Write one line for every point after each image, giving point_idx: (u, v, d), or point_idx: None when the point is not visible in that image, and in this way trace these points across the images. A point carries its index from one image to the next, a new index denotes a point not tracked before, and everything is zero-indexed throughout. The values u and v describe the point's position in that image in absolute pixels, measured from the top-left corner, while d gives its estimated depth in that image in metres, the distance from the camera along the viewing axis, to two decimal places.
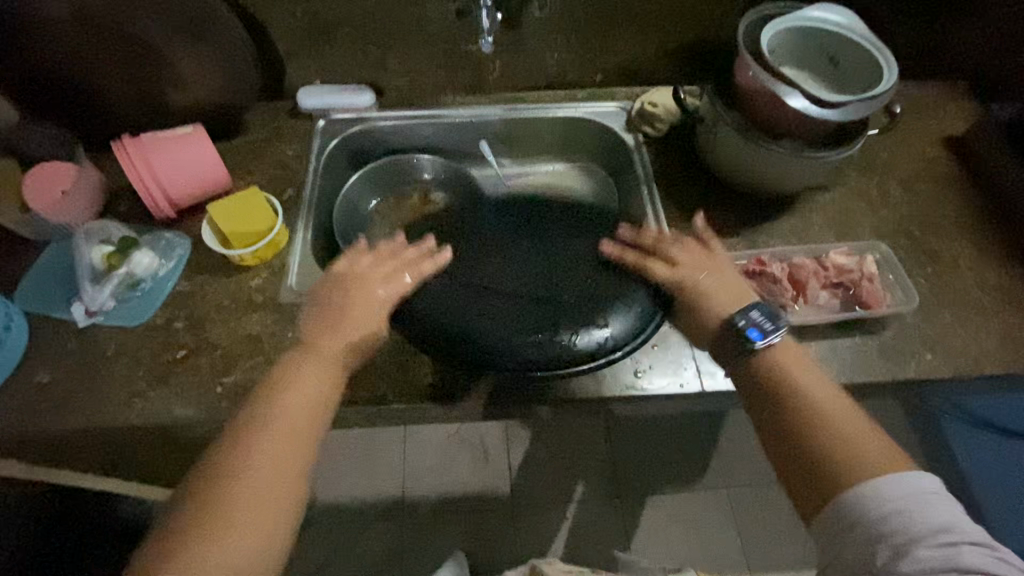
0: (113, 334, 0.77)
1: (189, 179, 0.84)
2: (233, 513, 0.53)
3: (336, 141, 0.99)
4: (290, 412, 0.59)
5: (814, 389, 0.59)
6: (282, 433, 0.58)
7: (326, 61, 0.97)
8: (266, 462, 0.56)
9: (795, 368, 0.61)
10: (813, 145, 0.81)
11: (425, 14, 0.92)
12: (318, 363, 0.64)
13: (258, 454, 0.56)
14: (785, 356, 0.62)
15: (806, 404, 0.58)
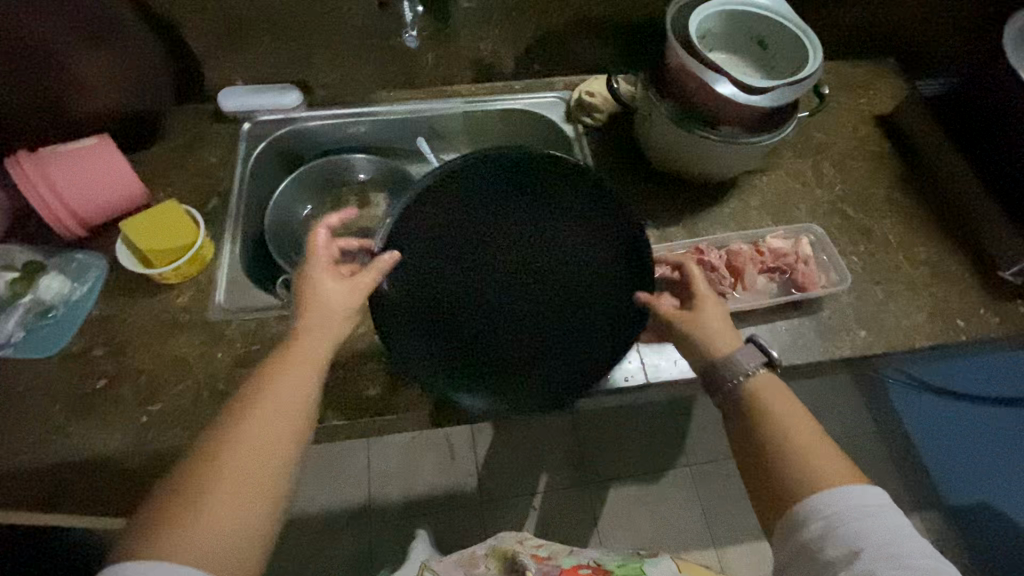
0: (23, 367, 0.71)
1: (100, 194, 0.78)
2: (211, 520, 0.43)
3: (264, 145, 0.94)
4: (286, 398, 0.50)
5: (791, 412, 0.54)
6: (280, 422, 0.49)
7: (245, 60, 0.91)
8: (243, 469, 0.45)
9: (783, 400, 0.55)
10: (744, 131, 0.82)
11: (348, 9, 0.87)
12: (297, 370, 0.52)
13: (238, 457, 0.46)
14: (768, 388, 0.56)
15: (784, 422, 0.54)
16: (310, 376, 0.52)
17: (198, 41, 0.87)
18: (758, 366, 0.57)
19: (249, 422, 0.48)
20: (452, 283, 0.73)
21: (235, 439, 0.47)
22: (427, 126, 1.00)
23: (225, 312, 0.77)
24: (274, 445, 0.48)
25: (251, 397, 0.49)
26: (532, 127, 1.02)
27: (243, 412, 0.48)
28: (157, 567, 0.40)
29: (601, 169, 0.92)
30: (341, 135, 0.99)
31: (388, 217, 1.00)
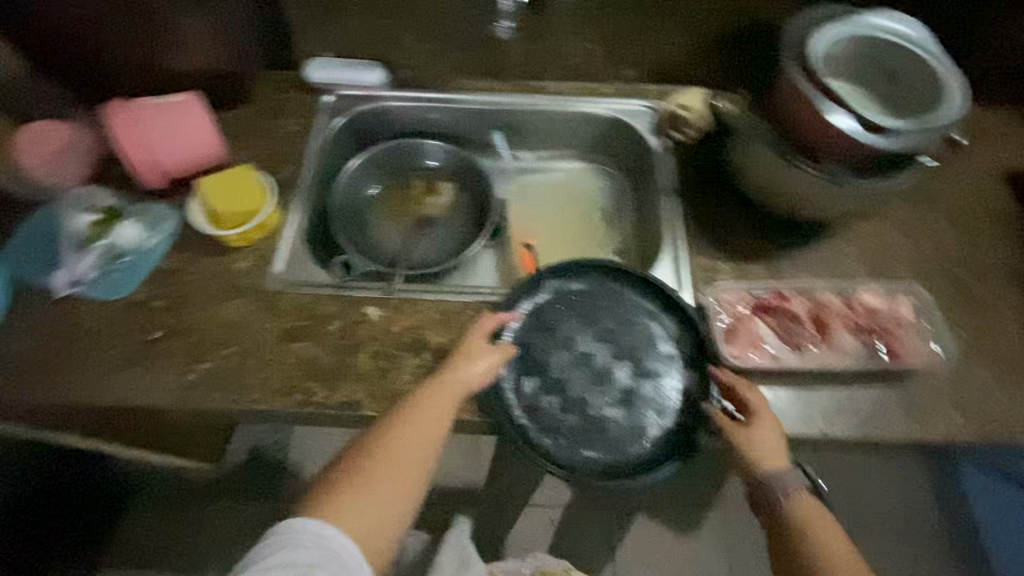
0: (93, 307, 0.74)
1: (182, 148, 0.80)
2: (360, 506, 0.55)
3: (341, 120, 0.93)
4: (425, 425, 0.60)
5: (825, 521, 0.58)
6: (416, 445, 0.59)
7: (335, 32, 0.91)
8: (388, 471, 0.57)
9: (823, 522, 0.58)
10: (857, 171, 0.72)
11: None
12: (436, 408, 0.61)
13: (387, 464, 0.57)
14: (810, 509, 0.58)
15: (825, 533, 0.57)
16: (452, 405, 0.61)
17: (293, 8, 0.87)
18: (804, 492, 0.58)
19: (401, 435, 0.59)
20: (543, 355, 0.71)
21: (389, 450, 0.58)
22: (506, 121, 0.97)
23: (282, 284, 0.77)
24: (412, 461, 0.58)
25: (399, 418, 0.60)
26: (615, 135, 0.96)
27: (395, 424, 0.60)
28: (323, 523, 0.53)
29: (684, 190, 0.86)
30: (416, 118, 0.97)
31: (452, 208, 0.98)
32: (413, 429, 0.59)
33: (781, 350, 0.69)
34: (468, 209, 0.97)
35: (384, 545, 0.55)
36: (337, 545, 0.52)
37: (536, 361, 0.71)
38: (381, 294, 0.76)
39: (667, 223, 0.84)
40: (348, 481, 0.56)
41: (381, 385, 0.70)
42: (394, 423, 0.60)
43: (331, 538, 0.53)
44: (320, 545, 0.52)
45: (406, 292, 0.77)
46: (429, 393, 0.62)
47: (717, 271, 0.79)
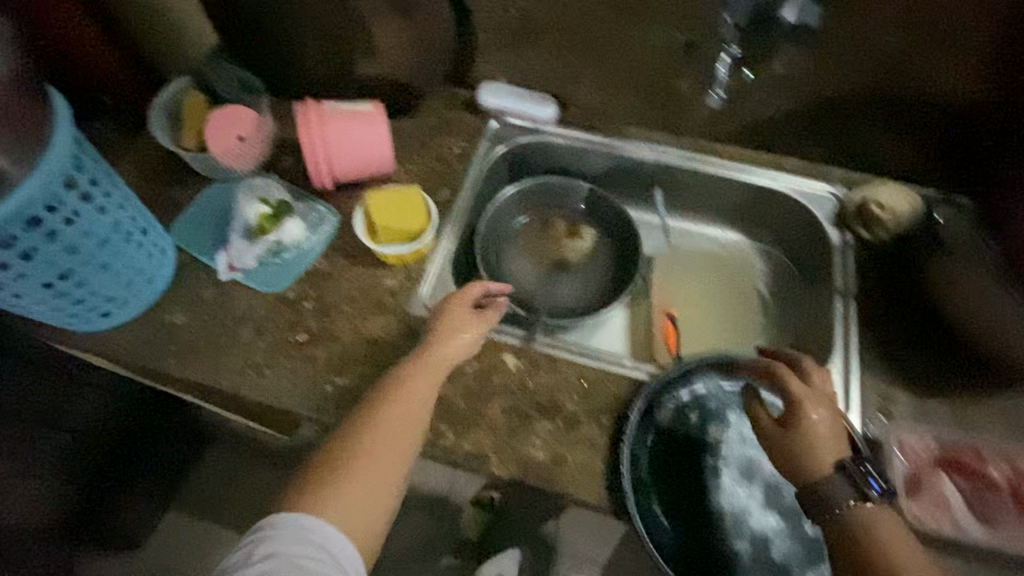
0: (246, 297, 0.76)
1: (353, 159, 0.78)
2: (349, 494, 0.55)
3: (503, 149, 0.92)
4: (403, 402, 0.60)
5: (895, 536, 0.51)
6: (403, 425, 0.59)
7: (518, 62, 0.88)
8: (374, 449, 0.57)
9: (905, 542, 0.51)
10: None
11: (645, 43, 0.79)
12: (421, 390, 0.61)
13: (372, 445, 0.57)
14: (877, 518, 0.52)
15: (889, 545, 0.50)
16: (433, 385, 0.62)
17: (484, 32, 0.84)
18: (857, 498, 0.52)
19: (380, 411, 0.59)
20: (665, 457, 0.71)
21: (367, 428, 0.58)
22: (669, 179, 0.92)
23: (426, 311, 0.76)
24: (395, 434, 0.58)
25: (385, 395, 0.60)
26: (784, 215, 0.88)
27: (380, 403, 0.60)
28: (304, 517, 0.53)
29: (862, 298, 0.77)
30: (576, 160, 0.94)
31: (592, 258, 0.94)
32: (393, 403, 0.60)
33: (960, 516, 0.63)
34: (610, 261, 0.93)
35: (373, 526, 0.56)
36: (332, 545, 0.53)
37: (660, 464, 0.70)
38: (522, 343, 0.73)
39: (839, 332, 0.76)
40: (332, 466, 0.56)
41: (510, 444, 0.67)
42: (376, 401, 0.60)
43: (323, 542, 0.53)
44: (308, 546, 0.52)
45: (549, 347, 0.73)
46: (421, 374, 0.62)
47: (886, 400, 0.71)
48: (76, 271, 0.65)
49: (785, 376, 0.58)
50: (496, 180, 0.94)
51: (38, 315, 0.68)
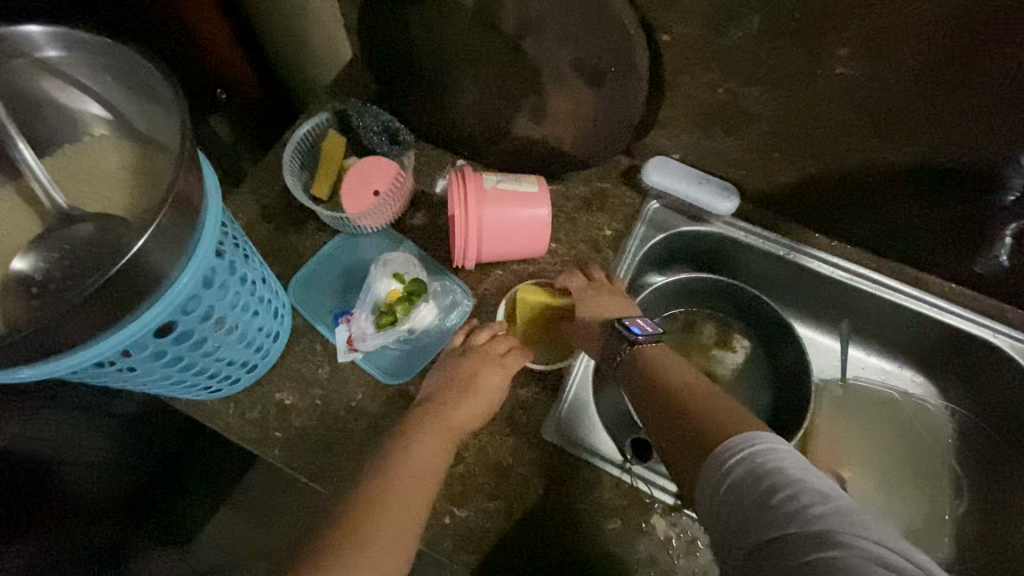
0: (363, 385, 0.67)
1: (507, 242, 0.68)
2: (365, 556, 0.49)
3: (661, 238, 0.78)
4: (426, 460, 0.56)
5: (696, 389, 0.55)
6: (419, 485, 0.54)
7: (704, 143, 0.73)
8: (392, 504, 0.52)
9: (676, 372, 0.58)
10: None
11: (884, 156, 0.63)
12: (433, 443, 0.57)
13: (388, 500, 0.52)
14: (659, 358, 0.60)
15: (715, 404, 0.53)
16: (449, 443, 0.58)
17: (674, 107, 0.69)
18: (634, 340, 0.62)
19: (405, 462, 0.55)
20: None
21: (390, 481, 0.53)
22: (854, 306, 0.76)
23: (562, 439, 0.65)
24: (417, 494, 0.54)
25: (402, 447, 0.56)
26: (998, 379, 0.71)
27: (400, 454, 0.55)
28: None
29: None
30: (742, 262, 0.80)
31: (744, 379, 0.80)
32: (419, 458, 0.56)
33: None
34: (759, 384, 0.79)
35: None
36: None
37: None
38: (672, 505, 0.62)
39: None
40: (344, 519, 0.51)
41: None
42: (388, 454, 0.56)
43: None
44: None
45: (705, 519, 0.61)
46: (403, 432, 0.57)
47: None
48: (164, 339, 0.53)
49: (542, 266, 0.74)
50: (645, 270, 0.82)
51: (165, 389, 0.60)
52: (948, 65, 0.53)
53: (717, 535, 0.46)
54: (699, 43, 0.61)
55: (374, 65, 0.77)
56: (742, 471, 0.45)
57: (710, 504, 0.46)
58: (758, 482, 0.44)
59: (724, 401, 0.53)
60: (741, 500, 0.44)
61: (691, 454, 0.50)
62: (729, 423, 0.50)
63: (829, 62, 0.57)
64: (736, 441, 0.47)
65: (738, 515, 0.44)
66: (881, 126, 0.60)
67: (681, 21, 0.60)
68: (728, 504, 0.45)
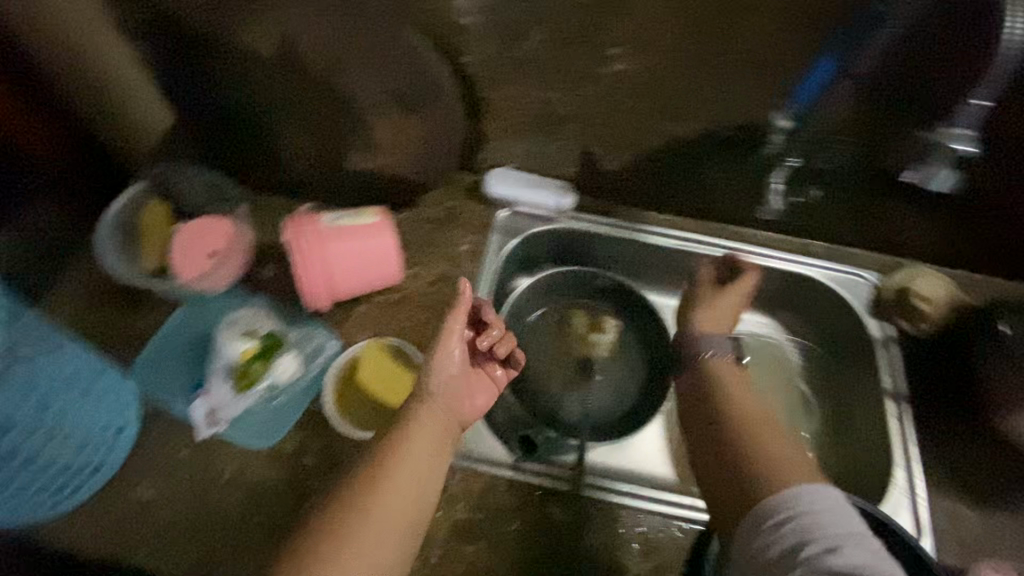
0: (233, 456, 0.63)
1: (358, 278, 0.67)
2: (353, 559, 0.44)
3: (516, 242, 0.82)
4: (422, 451, 0.51)
5: (756, 416, 0.58)
6: (419, 480, 0.50)
7: (532, 147, 0.78)
8: (389, 493, 0.48)
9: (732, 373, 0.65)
10: None
11: (677, 134, 0.71)
12: (424, 432, 0.53)
13: (374, 514, 0.46)
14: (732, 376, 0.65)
15: (756, 438, 0.55)
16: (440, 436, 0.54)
17: (497, 121, 0.74)
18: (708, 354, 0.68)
19: (401, 453, 0.50)
20: None
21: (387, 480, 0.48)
22: (694, 269, 0.85)
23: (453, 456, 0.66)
24: (410, 489, 0.49)
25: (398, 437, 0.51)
26: (819, 304, 0.82)
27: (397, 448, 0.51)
28: None
29: (910, 402, 0.73)
30: (595, 251, 0.86)
31: (620, 356, 0.85)
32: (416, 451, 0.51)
33: None
34: (635, 357, 0.85)
35: None
36: None
37: None
38: (567, 489, 0.65)
39: (895, 440, 0.71)
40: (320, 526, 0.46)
41: None
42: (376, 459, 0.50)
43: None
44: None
45: (597, 489, 0.66)
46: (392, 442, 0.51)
47: (955, 518, 0.67)
48: None
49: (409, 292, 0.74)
50: (509, 275, 0.85)
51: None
52: (698, 48, 0.61)
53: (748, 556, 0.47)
54: (497, 60, 0.66)
55: (185, 129, 0.75)
56: (813, 518, 0.45)
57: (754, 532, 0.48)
58: (822, 536, 0.44)
59: (778, 435, 0.55)
60: (800, 539, 0.45)
61: (732, 488, 0.52)
62: (759, 427, 0.56)
63: (608, 60, 0.64)
64: (826, 498, 0.47)
65: (788, 544, 0.45)
66: (667, 107, 0.68)
67: (475, 42, 0.65)
68: (778, 534, 0.46)
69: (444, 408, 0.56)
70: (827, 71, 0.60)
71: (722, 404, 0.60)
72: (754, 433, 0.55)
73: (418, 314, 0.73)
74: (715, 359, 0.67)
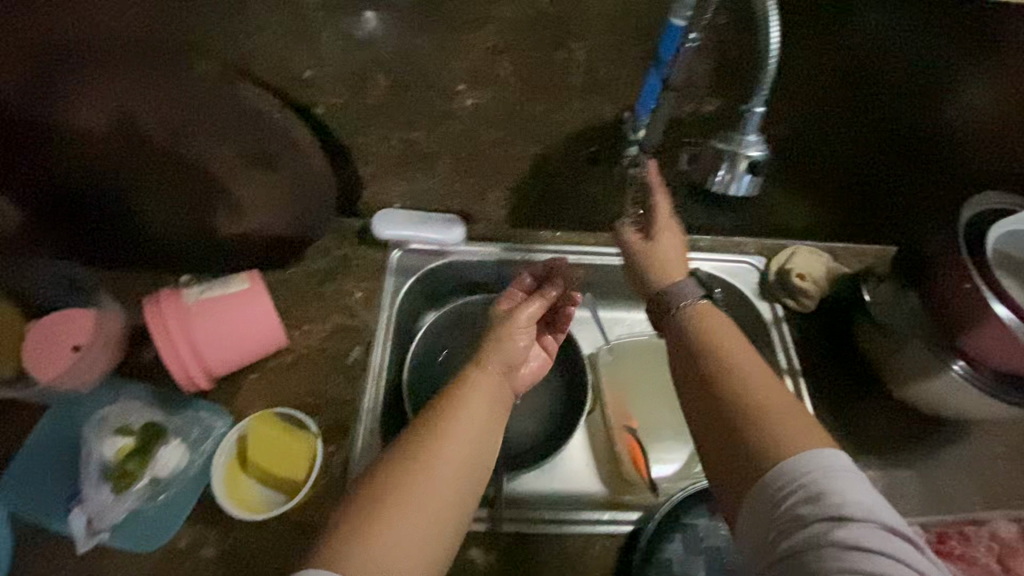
0: (122, 563, 0.58)
1: (237, 349, 0.64)
2: (405, 522, 0.42)
3: (412, 281, 0.80)
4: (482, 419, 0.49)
5: (755, 369, 0.48)
6: (477, 446, 0.48)
7: (412, 186, 0.77)
8: (446, 454, 0.46)
9: (719, 325, 0.53)
10: (1009, 392, 0.62)
11: (546, 156, 0.72)
12: (485, 398, 0.51)
13: (422, 480, 0.44)
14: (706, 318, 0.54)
15: (722, 383, 0.48)
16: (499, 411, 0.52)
17: (370, 165, 0.74)
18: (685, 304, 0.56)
19: (461, 417, 0.49)
20: None
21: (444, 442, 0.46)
22: (593, 280, 0.86)
23: None
24: (467, 451, 0.47)
25: (453, 402, 0.50)
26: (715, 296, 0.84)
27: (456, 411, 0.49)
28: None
29: (810, 377, 0.75)
30: (496, 275, 0.84)
31: (540, 380, 0.83)
32: (474, 416, 0.49)
33: None
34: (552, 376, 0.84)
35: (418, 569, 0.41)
36: None
37: None
38: (487, 528, 0.65)
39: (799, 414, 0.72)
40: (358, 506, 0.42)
41: None
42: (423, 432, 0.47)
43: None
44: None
45: (517, 522, 0.66)
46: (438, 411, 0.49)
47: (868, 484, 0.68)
48: None
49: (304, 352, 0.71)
50: (413, 315, 0.82)
51: None
52: (539, 73, 0.62)
53: (756, 539, 0.41)
54: (353, 107, 0.66)
55: (32, 221, 0.70)
56: (814, 494, 0.39)
57: (752, 510, 0.42)
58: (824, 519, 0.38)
59: (772, 377, 0.47)
60: (800, 522, 0.39)
61: (726, 433, 0.45)
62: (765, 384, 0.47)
63: (457, 96, 0.64)
64: (825, 462, 0.40)
65: (785, 523, 0.40)
66: (530, 132, 0.69)
67: (321, 94, 0.64)
68: (779, 514, 0.40)
69: (499, 386, 0.54)
70: (657, 81, 0.55)
71: (716, 378, 0.48)
72: (748, 397, 0.46)
73: (315, 375, 0.70)
74: (693, 308, 0.56)
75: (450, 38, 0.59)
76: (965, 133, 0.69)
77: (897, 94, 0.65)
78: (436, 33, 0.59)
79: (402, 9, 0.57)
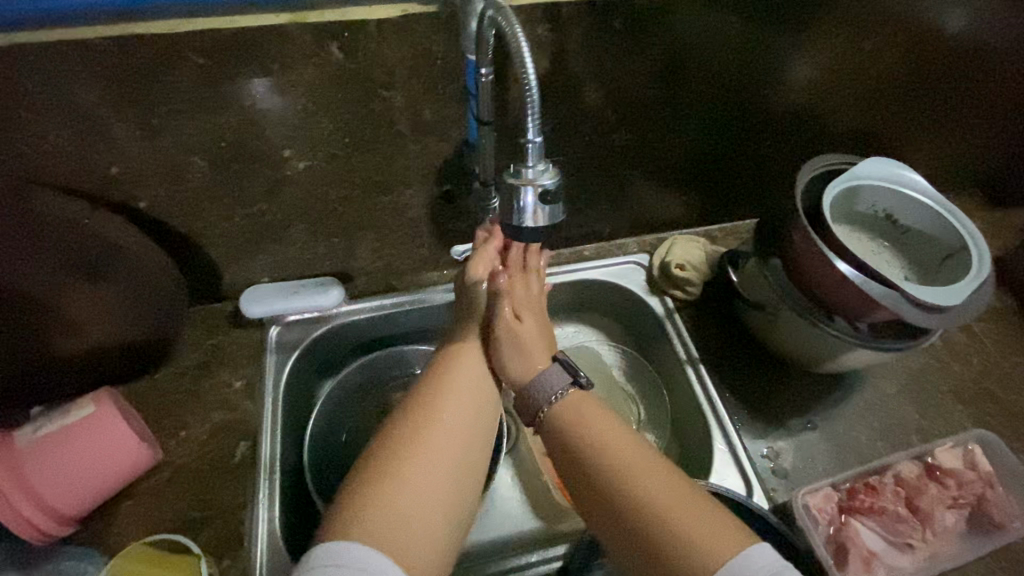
0: None
1: (91, 482, 0.58)
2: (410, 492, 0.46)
3: (296, 356, 0.73)
4: (466, 409, 0.55)
5: (631, 457, 0.50)
6: (464, 433, 0.53)
7: (274, 257, 0.73)
8: (438, 434, 0.51)
9: (591, 414, 0.55)
10: (885, 340, 0.65)
11: (402, 202, 0.70)
12: (465, 390, 0.57)
13: (421, 458, 0.48)
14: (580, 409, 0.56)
15: (601, 475, 0.50)
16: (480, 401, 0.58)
17: (221, 246, 0.69)
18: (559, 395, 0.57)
19: (447, 410, 0.54)
20: None
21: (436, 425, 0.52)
22: None
23: None
24: (457, 434, 0.52)
25: (437, 392, 0.56)
26: (611, 300, 0.84)
27: (443, 399, 0.55)
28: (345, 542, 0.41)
29: (711, 361, 0.76)
30: (386, 326, 0.79)
31: None
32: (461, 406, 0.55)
33: (890, 556, 0.61)
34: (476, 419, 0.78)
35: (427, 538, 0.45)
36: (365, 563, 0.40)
37: None
38: None
39: (703, 398, 0.72)
40: (365, 485, 0.46)
41: None
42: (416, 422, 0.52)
43: (370, 560, 0.41)
44: (377, 567, 0.40)
45: None
46: (421, 406, 0.54)
47: (779, 457, 0.69)
48: None
49: (183, 461, 0.65)
50: (307, 390, 0.77)
51: None
52: (363, 126, 0.60)
53: None
54: (179, 193, 0.62)
55: None
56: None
57: None
58: None
59: (644, 458, 0.50)
60: None
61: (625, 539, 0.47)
62: (642, 472, 0.49)
63: (285, 162, 0.62)
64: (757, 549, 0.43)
65: None
66: (377, 182, 0.66)
67: (141, 187, 0.61)
68: None
69: (475, 379, 0.59)
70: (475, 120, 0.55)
71: (590, 477, 0.51)
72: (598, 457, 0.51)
73: (199, 484, 0.64)
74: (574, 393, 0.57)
75: (257, 107, 0.57)
76: (800, 109, 0.74)
77: (732, 71, 0.68)
78: (241, 105, 0.56)
79: (197, 90, 0.54)
